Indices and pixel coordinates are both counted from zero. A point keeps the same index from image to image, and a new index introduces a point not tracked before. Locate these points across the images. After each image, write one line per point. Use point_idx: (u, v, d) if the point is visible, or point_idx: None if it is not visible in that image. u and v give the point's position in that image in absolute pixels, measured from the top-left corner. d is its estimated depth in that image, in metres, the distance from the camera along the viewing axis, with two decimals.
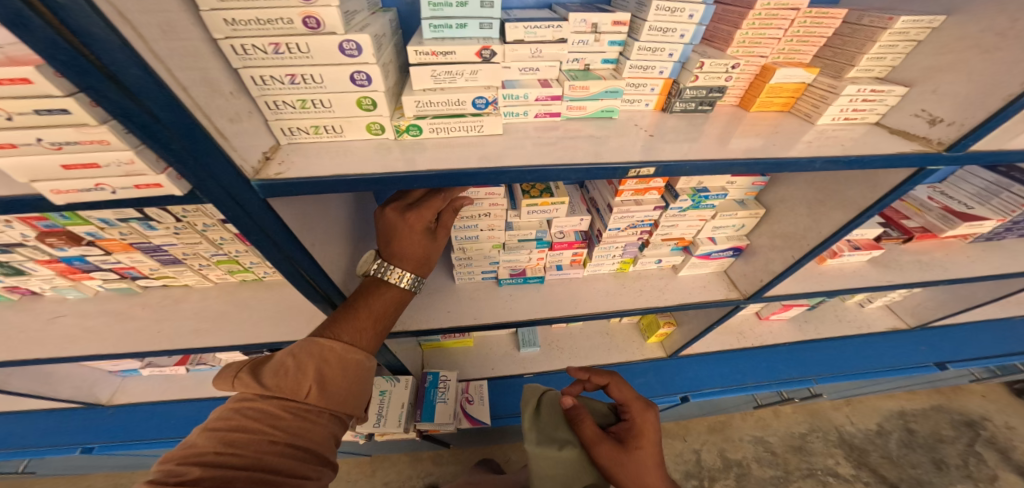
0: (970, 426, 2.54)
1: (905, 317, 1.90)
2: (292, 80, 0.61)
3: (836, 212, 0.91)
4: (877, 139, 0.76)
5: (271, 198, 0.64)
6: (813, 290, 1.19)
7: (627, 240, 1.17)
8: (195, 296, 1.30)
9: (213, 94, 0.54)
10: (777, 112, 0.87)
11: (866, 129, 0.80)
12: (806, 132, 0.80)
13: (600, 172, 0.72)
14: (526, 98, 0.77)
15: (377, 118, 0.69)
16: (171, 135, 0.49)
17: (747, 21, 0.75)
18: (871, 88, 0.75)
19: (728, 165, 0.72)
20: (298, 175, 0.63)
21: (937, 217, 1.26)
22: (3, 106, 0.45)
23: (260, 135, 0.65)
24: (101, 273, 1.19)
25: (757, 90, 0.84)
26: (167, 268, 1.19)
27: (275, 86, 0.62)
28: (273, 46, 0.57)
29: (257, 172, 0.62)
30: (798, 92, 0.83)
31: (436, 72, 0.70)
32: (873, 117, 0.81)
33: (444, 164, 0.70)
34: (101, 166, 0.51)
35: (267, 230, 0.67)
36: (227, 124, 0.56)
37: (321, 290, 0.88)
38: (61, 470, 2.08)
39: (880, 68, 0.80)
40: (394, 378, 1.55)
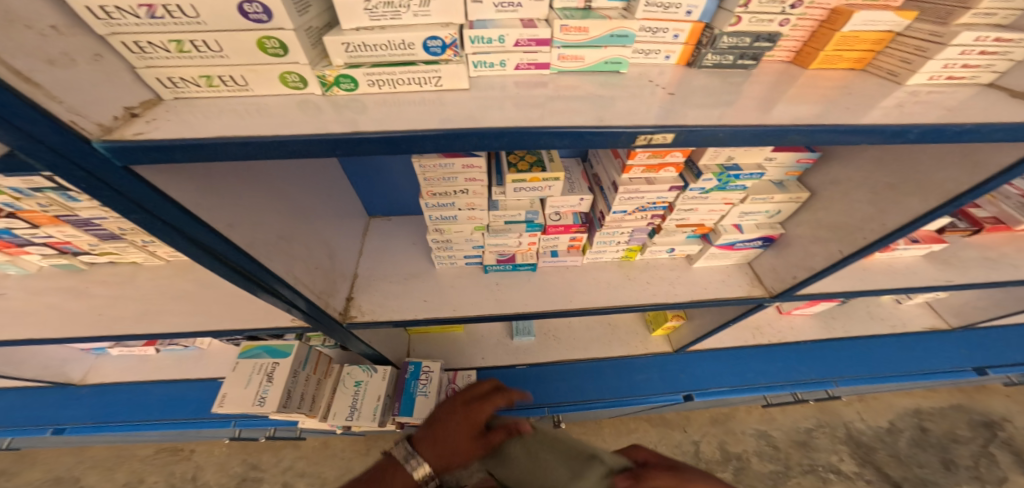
0: (988, 427, 2.38)
1: (947, 317, 1.72)
2: (150, 12, 0.44)
3: (911, 199, 0.71)
4: (992, 104, 0.57)
5: (136, 165, 0.48)
6: (855, 289, 1.01)
7: (634, 225, 0.99)
8: (144, 276, 1.14)
9: (5, 23, 0.37)
10: (845, 70, 0.67)
11: (976, 92, 0.61)
12: (888, 94, 0.60)
13: (599, 138, 0.53)
14: (502, 44, 0.58)
15: (293, 66, 0.51)
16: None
17: None
18: (994, 37, 0.55)
19: (780, 133, 0.54)
20: (167, 136, 0.46)
21: (1014, 206, 1.07)
22: None
23: (118, 86, 0.48)
24: (36, 248, 1.04)
25: (820, 42, 0.64)
26: (107, 244, 1.04)
27: (128, 21, 0.44)
28: None
29: (110, 132, 0.46)
30: (881, 43, 0.63)
31: (371, 3, 0.51)
32: (988, 76, 0.61)
33: (398, 123, 0.52)
34: None
35: (146, 205, 0.52)
36: (39, 65, 0.40)
37: (260, 281, 0.72)
38: (46, 443, 2.01)
39: (1004, 13, 0.59)
40: (371, 367, 1.41)
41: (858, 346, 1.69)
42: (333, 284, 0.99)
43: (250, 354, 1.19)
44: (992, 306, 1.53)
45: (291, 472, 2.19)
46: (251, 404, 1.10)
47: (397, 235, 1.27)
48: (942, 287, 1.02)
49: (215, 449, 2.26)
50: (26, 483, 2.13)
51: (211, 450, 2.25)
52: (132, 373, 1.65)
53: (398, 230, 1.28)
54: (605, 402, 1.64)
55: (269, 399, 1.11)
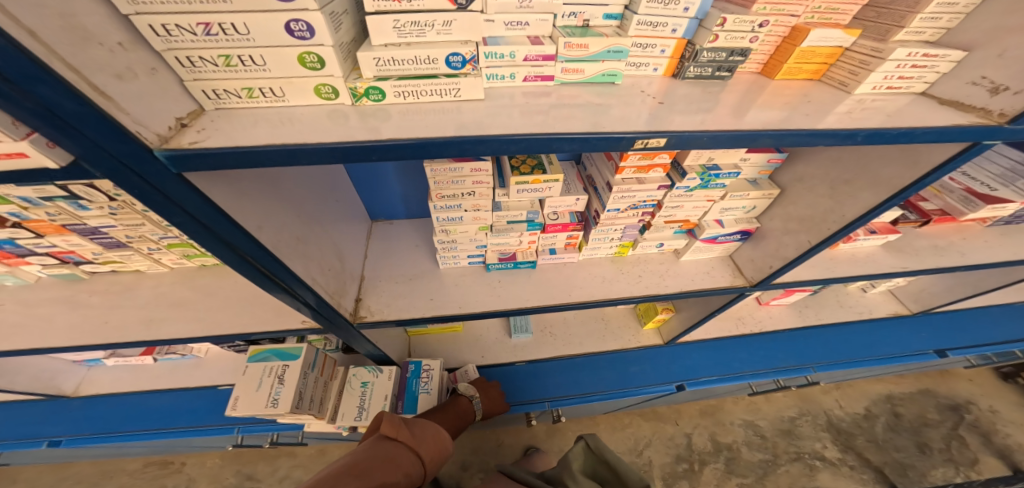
0: (955, 410, 2.54)
1: (906, 302, 1.86)
2: (206, 29, 0.49)
3: (864, 193, 0.81)
4: (925, 110, 0.67)
5: (187, 173, 0.53)
6: (825, 277, 1.11)
7: (626, 222, 1.07)
8: (147, 283, 1.15)
9: (83, 41, 0.43)
10: (806, 80, 0.76)
11: (911, 100, 0.70)
12: (840, 101, 0.70)
13: (600, 142, 0.60)
14: (513, 58, 0.65)
15: (328, 79, 0.57)
16: (18, 92, 0.38)
17: None
18: (923, 53, 0.66)
19: (751, 137, 0.62)
20: (217, 144, 0.52)
21: (958, 199, 1.17)
22: None
23: (169, 97, 0.53)
24: (36, 259, 1.04)
25: (784, 55, 0.73)
26: (112, 252, 1.04)
27: (184, 38, 0.49)
28: None
29: (166, 141, 0.51)
30: (833, 57, 0.73)
31: (400, 22, 0.57)
32: (920, 86, 0.72)
33: (417, 132, 0.58)
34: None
35: (190, 210, 0.57)
36: (111, 81, 0.45)
37: (281, 281, 0.77)
38: (36, 458, 1.96)
39: (932, 31, 0.69)
40: (376, 368, 1.45)
41: (832, 334, 1.82)
42: (343, 285, 1.04)
43: (259, 358, 1.22)
44: (945, 292, 1.66)
45: (290, 480, 2.19)
46: (263, 406, 1.13)
47: (400, 238, 1.31)
48: (898, 272, 1.13)
49: (211, 459, 2.24)
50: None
51: (205, 461, 2.23)
52: (125, 385, 1.63)
53: (401, 233, 1.34)
54: (602, 395, 1.72)
55: (282, 400, 1.14)
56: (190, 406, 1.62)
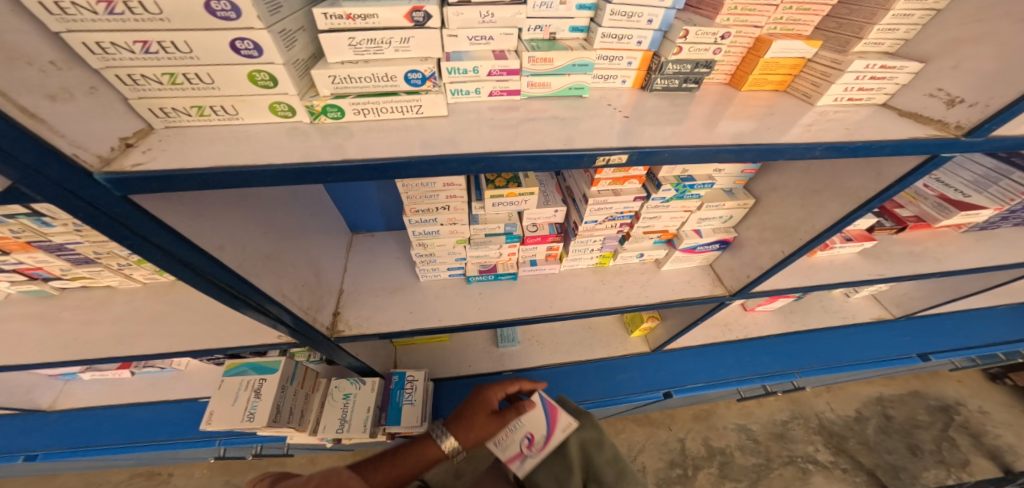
0: (945, 411, 2.54)
1: (889, 307, 1.88)
2: (145, 48, 0.48)
3: (833, 204, 0.81)
4: (885, 123, 0.67)
5: (132, 195, 0.51)
6: (801, 286, 1.11)
7: (605, 233, 1.06)
8: (120, 298, 1.13)
9: (8, 62, 0.41)
10: (771, 91, 0.76)
11: (871, 111, 0.70)
12: (804, 113, 0.70)
13: (563, 160, 0.60)
14: (477, 73, 0.64)
15: (282, 97, 0.56)
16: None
17: None
18: (881, 64, 0.65)
19: (715, 151, 0.61)
20: (163, 167, 0.50)
21: (933, 206, 1.18)
22: None
23: (112, 116, 0.52)
24: (5, 275, 1.02)
25: (749, 67, 0.73)
26: (81, 268, 1.02)
27: (122, 56, 0.48)
28: (105, 5, 0.44)
29: (107, 163, 0.49)
30: (796, 68, 0.73)
31: (355, 40, 0.56)
32: (881, 98, 0.71)
33: (375, 151, 0.57)
34: None
35: (141, 232, 0.55)
36: (43, 103, 0.43)
37: (248, 299, 0.75)
38: (19, 473, 1.92)
39: (891, 42, 0.69)
40: (359, 380, 1.43)
41: (819, 339, 1.82)
42: (319, 299, 1.02)
43: (235, 371, 1.19)
44: (926, 296, 1.68)
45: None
46: (239, 420, 1.11)
47: (380, 250, 1.30)
48: (875, 279, 1.13)
49: (196, 471, 2.20)
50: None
51: (193, 472, 2.20)
52: (106, 398, 1.60)
53: (381, 244, 1.32)
54: (587, 403, 1.67)
55: (258, 414, 1.12)
56: (172, 418, 1.59)
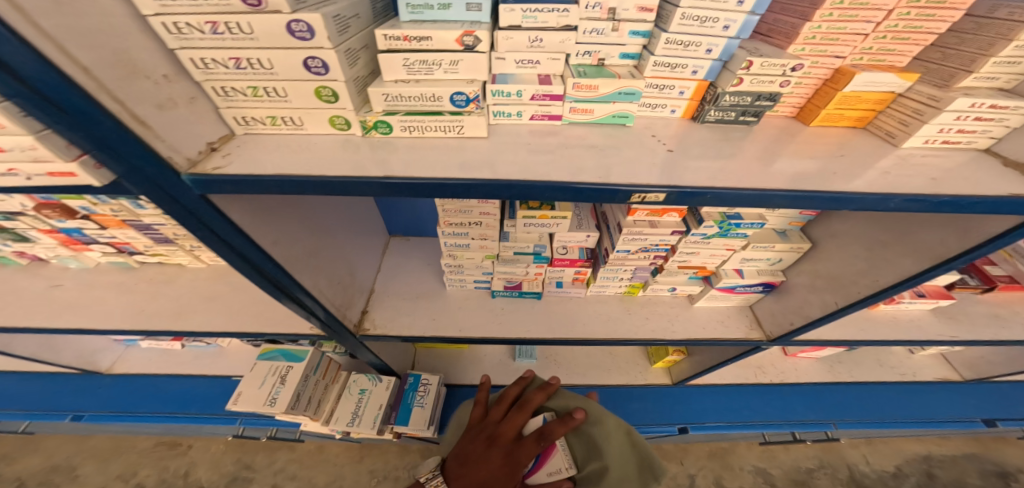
0: (1002, 478, 2.37)
1: (960, 370, 1.74)
2: (237, 63, 0.50)
3: (904, 260, 0.77)
4: (980, 174, 0.62)
5: (212, 195, 0.54)
6: (854, 338, 1.11)
7: (637, 263, 1.05)
8: (185, 277, 1.18)
9: (131, 75, 0.43)
10: (847, 127, 0.73)
11: (971, 157, 0.66)
12: (883, 156, 0.67)
13: (593, 195, 0.59)
14: (519, 97, 0.64)
15: (340, 111, 0.58)
16: (66, 122, 0.39)
17: (821, 11, 0.60)
18: (991, 103, 0.61)
19: (760, 196, 0.58)
20: (240, 172, 0.53)
21: None
22: None
23: (205, 123, 0.54)
24: (99, 247, 1.09)
25: (823, 100, 0.70)
26: (161, 247, 1.09)
27: (219, 70, 0.50)
28: (210, 26, 0.46)
29: (194, 166, 0.52)
30: (882, 103, 0.70)
31: (409, 61, 0.57)
32: (985, 142, 0.67)
33: (413, 169, 0.58)
34: (7, 149, 0.42)
35: (212, 226, 0.58)
36: (153, 111, 0.46)
37: (287, 291, 0.78)
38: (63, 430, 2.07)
39: (1007, 77, 0.64)
40: (376, 377, 1.47)
41: (865, 393, 1.71)
42: (350, 297, 1.05)
43: (267, 356, 1.25)
44: (1007, 362, 1.54)
45: (284, 474, 2.22)
46: (262, 405, 1.14)
47: (413, 257, 1.32)
48: (944, 341, 1.11)
49: (213, 445, 2.29)
50: (29, 468, 2.20)
51: (210, 446, 2.29)
52: (154, 367, 1.72)
53: (414, 251, 1.35)
54: None
55: (280, 400, 1.15)
56: (206, 392, 1.67)
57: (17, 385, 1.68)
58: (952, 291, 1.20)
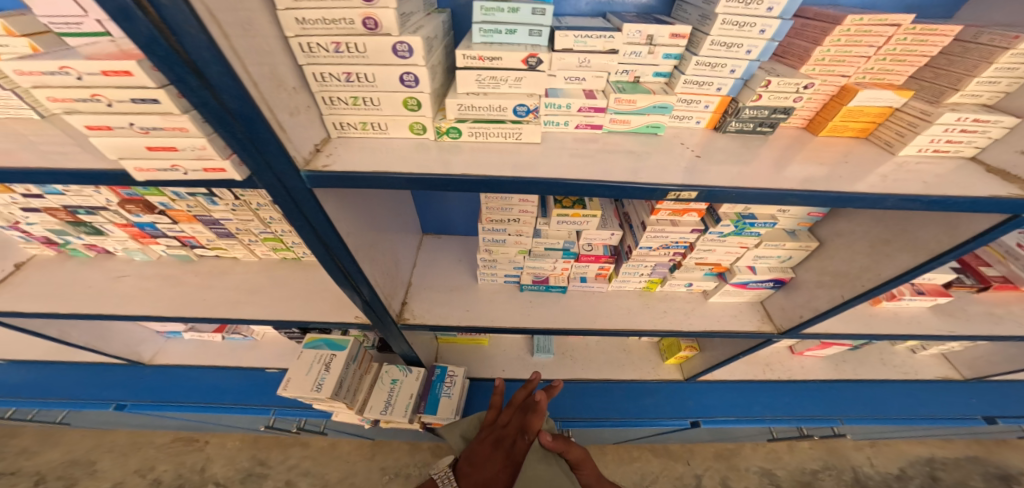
0: (1005, 480, 2.42)
1: (960, 368, 1.80)
2: (347, 77, 0.61)
3: (902, 255, 0.86)
4: (968, 179, 0.72)
5: (317, 188, 0.64)
6: (859, 332, 1.20)
7: (657, 259, 1.14)
8: (239, 269, 1.28)
9: (279, 88, 0.54)
10: (852, 137, 0.83)
11: (957, 164, 0.76)
12: (883, 162, 0.77)
13: (635, 192, 0.69)
14: (568, 108, 0.75)
15: (420, 119, 0.68)
16: (235, 127, 0.49)
17: (831, 37, 0.72)
18: (974, 117, 0.71)
19: (781, 195, 0.68)
20: (342, 169, 0.63)
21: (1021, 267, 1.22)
22: (108, 94, 0.50)
23: (313, 127, 0.65)
24: (165, 240, 1.19)
25: (830, 113, 0.80)
26: (221, 241, 1.19)
27: (332, 83, 0.62)
28: (335, 45, 0.57)
29: (307, 162, 0.62)
30: (882, 116, 0.80)
31: (482, 76, 0.68)
32: (971, 150, 0.77)
33: (478, 170, 0.68)
34: (178, 149, 0.54)
35: (308, 216, 0.68)
36: (287, 118, 0.57)
37: (350, 277, 0.88)
38: (97, 423, 2.17)
39: (988, 95, 0.75)
40: (406, 368, 1.55)
41: (874, 391, 1.77)
42: (394, 287, 1.15)
43: (313, 344, 1.35)
44: (1006, 361, 1.62)
45: (297, 470, 2.30)
46: (308, 389, 1.23)
47: (445, 252, 1.43)
48: (943, 335, 1.21)
49: (227, 443, 2.37)
50: (48, 463, 2.27)
51: (225, 443, 2.37)
52: (190, 358, 1.80)
53: (446, 247, 1.45)
54: (612, 422, 1.72)
55: (325, 385, 1.24)
56: (236, 386, 1.75)
57: (60, 375, 1.77)
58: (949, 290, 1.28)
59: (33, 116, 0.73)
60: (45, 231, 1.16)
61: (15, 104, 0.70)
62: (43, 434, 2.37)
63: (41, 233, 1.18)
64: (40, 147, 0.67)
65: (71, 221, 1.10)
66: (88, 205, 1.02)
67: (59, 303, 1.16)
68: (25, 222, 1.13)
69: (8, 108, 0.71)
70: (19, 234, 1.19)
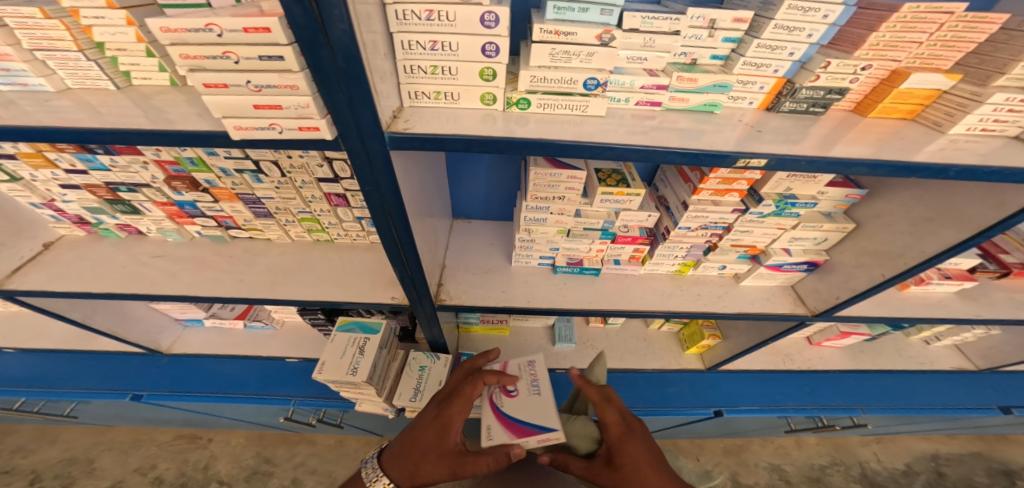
0: (1008, 476, 2.46)
1: (973, 359, 1.82)
2: (432, 46, 0.65)
3: (947, 230, 0.85)
4: (1021, 155, 0.70)
5: (395, 153, 0.67)
6: (891, 315, 1.15)
7: (694, 241, 1.15)
8: (273, 251, 1.20)
9: (375, 51, 0.58)
10: (899, 119, 0.81)
11: (1006, 142, 0.74)
12: (932, 140, 0.75)
13: (705, 158, 0.71)
14: (631, 85, 0.78)
15: (492, 89, 0.72)
16: (340, 85, 0.53)
17: (888, 23, 0.71)
18: (1022, 98, 0.70)
19: (844, 165, 0.69)
20: (421, 133, 0.65)
21: None
22: (237, 52, 0.54)
23: (393, 96, 0.68)
24: (202, 220, 1.13)
25: (880, 96, 0.79)
26: (259, 221, 1.13)
27: (416, 51, 0.65)
28: (427, 13, 0.62)
29: (389, 127, 0.65)
30: (929, 99, 0.78)
31: (556, 50, 0.71)
32: (1015, 130, 0.75)
33: (549, 134, 0.70)
34: (282, 107, 0.57)
35: (379, 183, 0.70)
36: (379, 81, 0.60)
37: (403, 253, 0.89)
38: (97, 418, 2.00)
39: None
40: (434, 355, 1.53)
41: (885, 380, 1.79)
42: (432, 268, 1.16)
43: (346, 328, 1.34)
44: (1018, 350, 1.64)
45: (304, 468, 2.26)
46: (343, 373, 1.22)
47: (476, 237, 1.43)
48: (970, 319, 1.16)
49: (232, 439, 2.33)
50: (46, 460, 2.21)
51: (229, 440, 2.32)
52: (211, 347, 1.75)
53: (478, 232, 1.46)
54: (637, 411, 1.69)
55: (361, 369, 1.23)
56: (256, 377, 1.70)
57: (73, 364, 1.69)
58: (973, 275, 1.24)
59: (109, 87, 0.74)
60: (80, 209, 1.07)
61: (95, 75, 0.72)
62: (42, 431, 2.30)
63: (74, 211, 1.09)
64: (107, 118, 0.66)
65: (109, 199, 1.03)
66: (133, 181, 0.97)
67: (74, 281, 1.07)
68: (61, 200, 1.05)
69: (87, 78, 0.72)
70: (50, 212, 1.10)
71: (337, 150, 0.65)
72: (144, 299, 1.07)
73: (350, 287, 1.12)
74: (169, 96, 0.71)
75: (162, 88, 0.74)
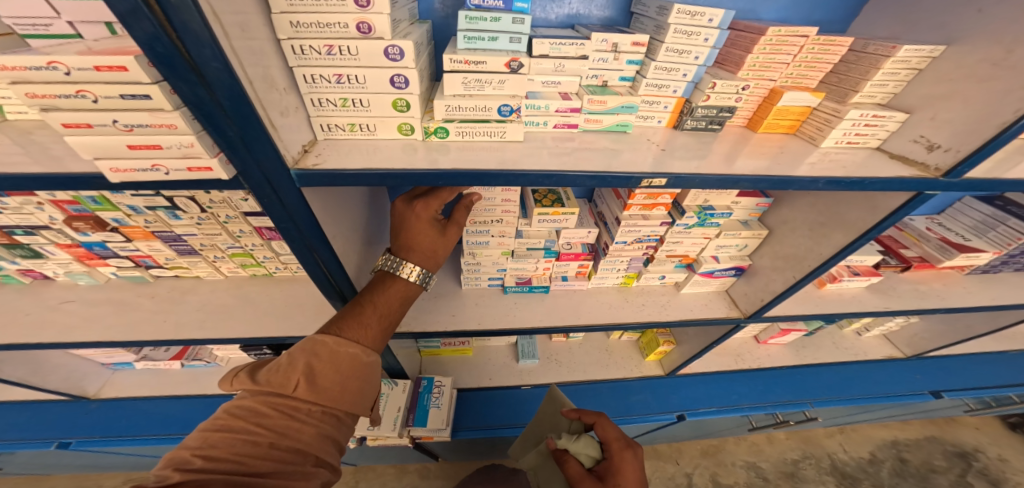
0: (964, 457, 2.58)
1: (900, 347, 1.93)
2: (338, 80, 0.67)
3: (838, 234, 0.93)
4: (880, 165, 0.77)
5: (306, 188, 0.67)
6: (813, 312, 1.22)
7: (631, 254, 1.19)
8: (203, 289, 1.17)
9: (272, 89, 0.59)
10: (783, 134, 0.88)
11: (868, 153, 0.81)
12: (809, 154, 0.81)
13: (613, 181, 0.73)
14: (547, 109, 0.81)
15: (408, 119, 0.74)
16: (228, 122, 0.53)
17: (758, 45, 0.78)
18: (873, 114, 0.77)
19: (733, 181, 0.74)
20: (332, 167, 0.66)
21: (935, 247, 1.33)
22: (94, 90, 0.54)
23: (302, 130, 0.70)
24: (117, 260, 1.08)
25: (764, 113, 0.86)
26: (182, 259, 1.09)
27: (323, 85, 0.67)
28: (327, 48, 0.63)
29: (297, 162, 0.66)
30: (803, 115, 0.85)
31: (468, 79, 0.73)
32: (875, 142, 0.83)
33: (466, 165, 0.72)
34: (163, 147, 0.57)
35: (295, 218, 0.70)
36: (278, 117, 0.61)
37: (335, 284, 0.87)
38: (26, 469, 1.87)
39: (881, 95, 0.82)
40: (392, 381, 1.53)
41: (833, 372, 1.88)
42: None
43: None
44: (937, 336, 1.76)
45: None
46: None
47: None
48: (884, 312, 1.24)
49: None
50: None
51: None
52: (148, 389, 1.66)
53: None
54: None
55: None
56: (200, 417, 1.62)
57: None
58: (880, 270, 1.34)
59: None
60: None
61: None
62: None
63: None
64: None
65: (5, 243, 0.98)
66: (29, 223, 0.92)
67: None
68: None
69: None
70: None
71: (238, 187, 0.65)
72: (54, 347, 1.01)
73: (287, 319, 1.10)
74: (53, 133, 0.70)
75: (42, 123, 0.74)
